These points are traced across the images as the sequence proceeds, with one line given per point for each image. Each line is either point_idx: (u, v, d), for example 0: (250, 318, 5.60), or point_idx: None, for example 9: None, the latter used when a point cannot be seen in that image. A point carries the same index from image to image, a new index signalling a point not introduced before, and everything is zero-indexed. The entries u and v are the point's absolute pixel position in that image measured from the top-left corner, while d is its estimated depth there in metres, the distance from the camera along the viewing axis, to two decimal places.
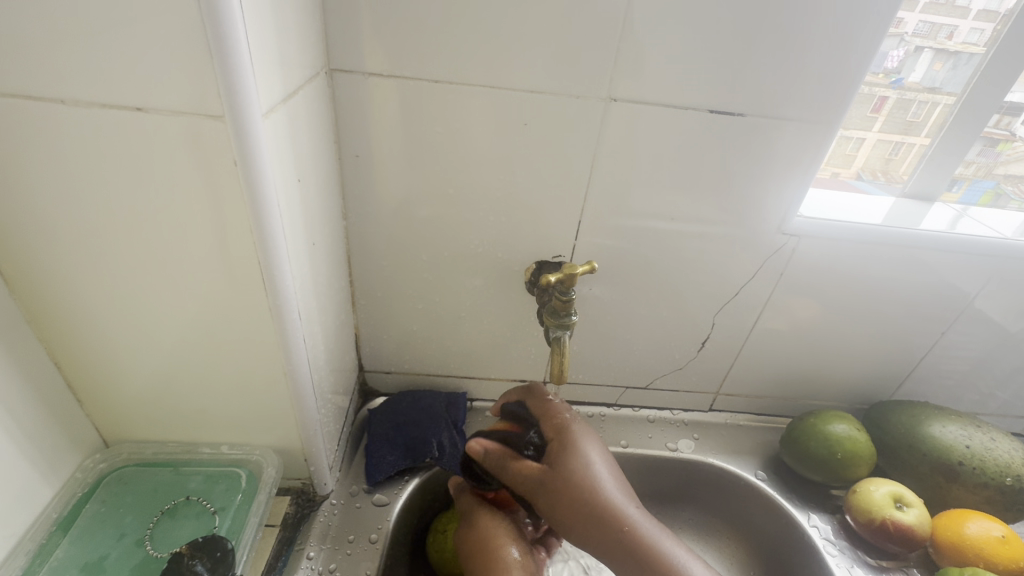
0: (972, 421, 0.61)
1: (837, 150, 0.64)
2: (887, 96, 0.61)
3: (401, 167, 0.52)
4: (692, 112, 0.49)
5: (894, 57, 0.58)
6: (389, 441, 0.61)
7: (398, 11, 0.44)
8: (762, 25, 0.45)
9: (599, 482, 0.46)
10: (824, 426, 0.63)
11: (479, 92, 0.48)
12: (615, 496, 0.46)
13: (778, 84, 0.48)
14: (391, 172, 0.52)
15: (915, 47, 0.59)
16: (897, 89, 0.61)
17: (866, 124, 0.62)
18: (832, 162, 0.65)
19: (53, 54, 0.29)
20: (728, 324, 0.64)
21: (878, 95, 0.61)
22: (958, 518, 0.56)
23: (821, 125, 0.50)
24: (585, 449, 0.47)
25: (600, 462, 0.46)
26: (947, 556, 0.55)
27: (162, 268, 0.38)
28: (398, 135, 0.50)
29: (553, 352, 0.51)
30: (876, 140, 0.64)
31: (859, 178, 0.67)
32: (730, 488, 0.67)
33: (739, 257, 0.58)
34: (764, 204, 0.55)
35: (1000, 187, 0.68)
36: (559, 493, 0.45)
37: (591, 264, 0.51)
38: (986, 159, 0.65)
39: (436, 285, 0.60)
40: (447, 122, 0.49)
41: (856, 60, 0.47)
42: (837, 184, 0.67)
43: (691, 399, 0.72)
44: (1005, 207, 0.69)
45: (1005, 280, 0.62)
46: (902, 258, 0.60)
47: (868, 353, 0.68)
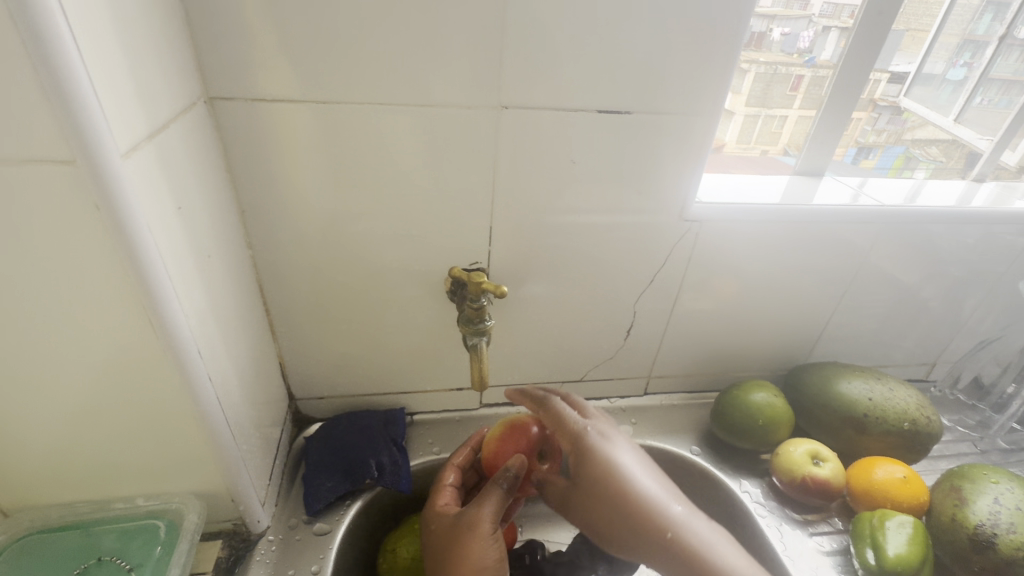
0: (874, 374, 0.66)
1: (764, 128, 0.71)
2: (803, 75, 0.67)
3: (314, 189, 0.51)
4: (584, 112, 0.49)
5: (805, 37, 0.65)
6: (327, 468, 0.60)
7: (274, 32, 0.43)
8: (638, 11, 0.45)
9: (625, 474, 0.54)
10: (746, 396, 0.67)
11: (377, 108, 0.47)
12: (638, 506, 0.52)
13: (666, 67, 0.48)
14: (305, 196, 0.51)
15: (822, 28, 0.64)
16: (812, 68, 0.66)
17: (787, 103, 0.69)
18: (760, 140, 0.72)
19: None
20: (651, 311, 0.66)
21: (794, 74, 0.67)
22: (873, 464, 0.60)
23: (703, 115, 0.51)
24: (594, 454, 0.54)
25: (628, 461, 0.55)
26: (869, 501, 0.59)
27: (35, 327, 0.36)
28: (302, 159, 0.49)
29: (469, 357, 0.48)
30: (798, 117, 0.70)
31: (786, 154, 0.73)
32: (668, 466, 0.70)
33: (650, 246, 0.60)
34: (664, 193, 0.56)
35: (909, 151, 0.77)
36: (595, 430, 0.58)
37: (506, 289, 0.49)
38: (896, 127, 0.74)
39: (357, 304, 0.59)
40: (343, 141, 0.49)
41: (727, 48, 0.48)
42: (768, 160, 0.73)
43: (626, 386, 0.74)
44: (916, 168, 0.78)
45: (888, 242, 0.68)
46: (798, 231, 0.64)
47: (781, 322, 0.72)
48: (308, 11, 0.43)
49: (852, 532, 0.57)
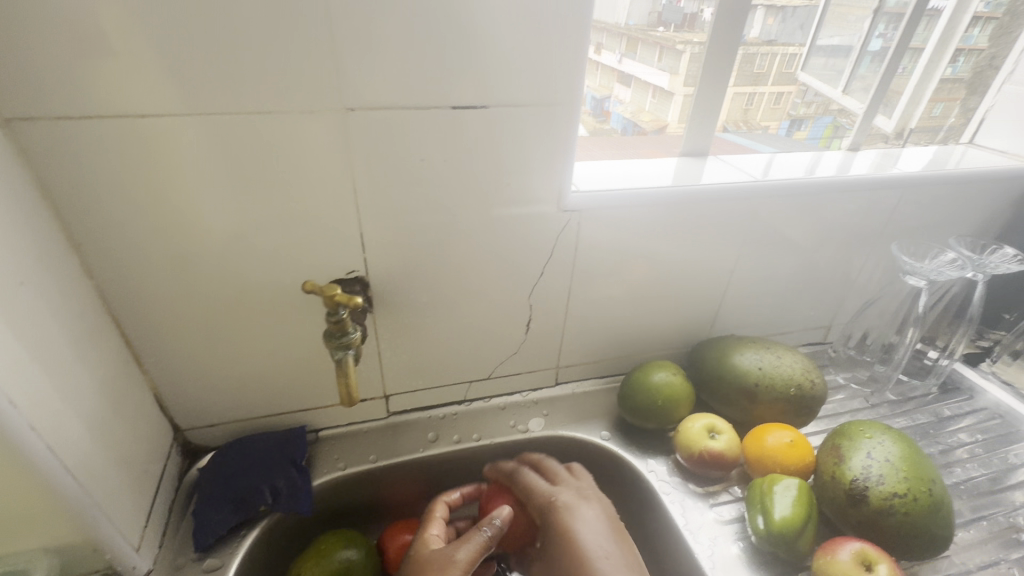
0: (764, 343, 0.69)
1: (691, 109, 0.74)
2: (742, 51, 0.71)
3: (213, 207, 0.48)
4: (436, 106, 0.47)
5: (742, 16, 0.70)
6: (217, 499, 0.57)
7: (71, 40, 0.39)
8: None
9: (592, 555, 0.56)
10: (647, 377, 0.68)
11: (243, 119, 0.45)
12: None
13: (514, 54, 0.47)
14: (203, 215, 0.48)
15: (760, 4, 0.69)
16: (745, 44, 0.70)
17: (727, 81, 0.72)
18: (694, 120, 0.75)
19: None
20: (547, 303, 0.66)
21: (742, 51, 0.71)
22: (768, 431, 0.62)
23: (563, 104, 0.51)
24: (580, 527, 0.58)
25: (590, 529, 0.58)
26: (764, 467, 0.61)
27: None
28: (188, 175, 0.46)
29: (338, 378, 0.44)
30: (736, 93, 0.75)
31: (727, 130, 0.79)
32: (580, 454, 0.71)
33: (534, 238, 0.59)
34: (537, 184, 0.55)
35: (837, 120, 0.83)
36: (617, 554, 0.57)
37: (356, 298, 0.43)
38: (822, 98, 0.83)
39: (232, 325, 0.56)
40: (214, 160, 0.46)
41: (575, 35, 0.47)
42: (714, 140, 0.77)
43: (536, 378, 0.74)
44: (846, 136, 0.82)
45: (771, 215, 0.70)
46: (682, 211, 0.65)
47: (681, 302, 0.74)
48: (107, 15, 0.39)
49: (747, 498, 0.59)
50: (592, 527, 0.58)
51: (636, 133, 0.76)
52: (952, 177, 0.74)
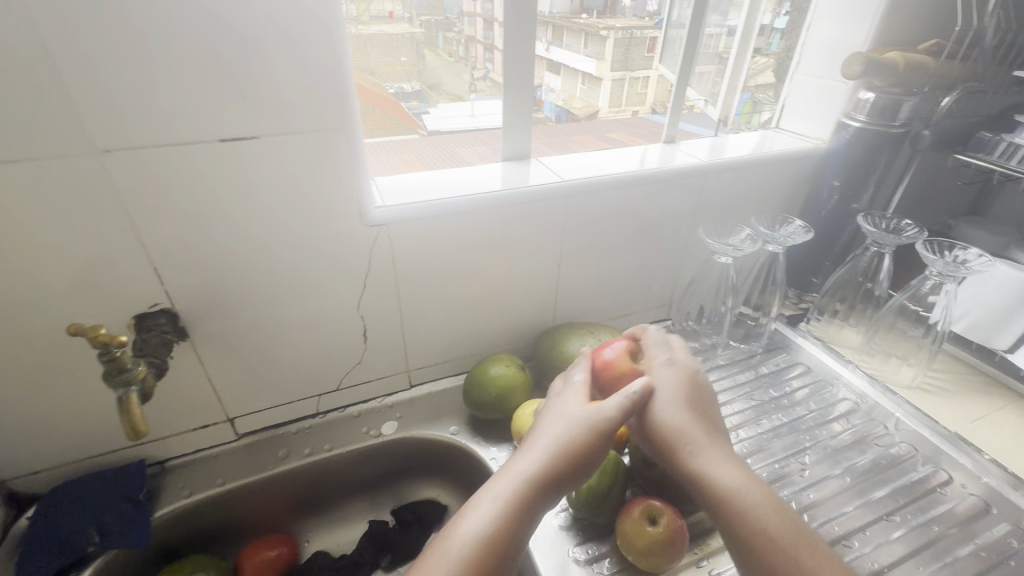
0: (591, 329, 0.75)
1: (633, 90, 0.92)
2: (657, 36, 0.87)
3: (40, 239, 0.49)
4: (200, 139, 0.49)
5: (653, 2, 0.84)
6: (39, 545, 0.57)
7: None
8: (213, 32, 0.45)
9: (661, 401, 0.54)
10: (487, 371, 0.73)
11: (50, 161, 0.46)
12: (693, 431, 0.52)
13: (271, 83, 0.49)
14: (40, 253, 0.49)
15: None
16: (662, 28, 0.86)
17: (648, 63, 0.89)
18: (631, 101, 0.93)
19: None
20: (378, 312, 0.69)
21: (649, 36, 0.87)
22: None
23: (339, 128, 0.53)
24: (717, 466, 0.50)
25: (665, 398, 0.54)
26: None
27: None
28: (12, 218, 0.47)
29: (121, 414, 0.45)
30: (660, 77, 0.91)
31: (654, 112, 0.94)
32: (433, 449, 0.76)
33: (346, 253, 0.62)
34: (334, 203, 0.58)
35: (754, 97, 0.96)
36: (754, 487, 0.48)
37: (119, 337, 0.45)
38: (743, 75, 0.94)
39: (35, 370, 0.55)
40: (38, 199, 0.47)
41: (332, 63, 0.50)
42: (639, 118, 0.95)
43: (389, 383, 0.77)
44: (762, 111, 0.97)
45: (590, 208, 0.75)
46: (498, 212, 0.69)
47: (519, 297, 0.78)
48: None
49: None
50: (670, 382, 0.55)
51: (569, 120, 0.90)
52: (753, 158, 0.83)
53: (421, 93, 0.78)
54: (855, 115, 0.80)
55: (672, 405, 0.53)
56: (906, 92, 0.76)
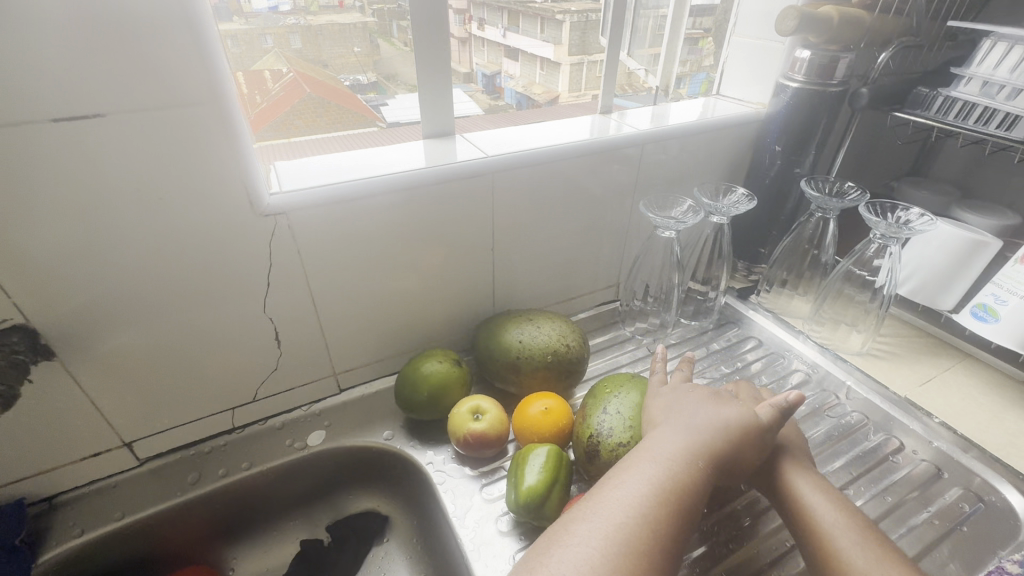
0: (530, 316, 0.69)
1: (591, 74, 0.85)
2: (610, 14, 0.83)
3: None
4: (25, 120, 0.41)
5: None
6: None
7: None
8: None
9: (811, 504, 0.51)
10: (417, 369, 0.67)
11: None
12: (834, 518, 0.49)
13: (110, 47, 0.42)
14: None
15: None
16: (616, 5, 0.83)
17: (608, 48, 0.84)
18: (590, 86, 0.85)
19: None
20: (290, 312, 0.62)
21: None
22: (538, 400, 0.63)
23: (207, 102, 0.46)
24: (800, 478, 0.53)
25: (812, 490, 0.52)
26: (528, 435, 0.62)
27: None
28: None
29: None
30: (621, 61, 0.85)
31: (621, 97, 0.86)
32: (367, 457, 0.69)
33: (240, 247, 0.55)
34: (216, 191, 0.50)
35: (711, 77, 0.93)
36: (836, 493, 0.52)
37: None
38: (695, 57, 0.92)
39: None
40: None
41: (187, 26, 0.43)
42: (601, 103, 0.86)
43: (314, 389, 0.70)
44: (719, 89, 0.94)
45: (522, 185, 0.70)
46: (418, 194, 0.62)
47: (453, 286, 0.72)
48: None
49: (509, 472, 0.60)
50: (815, 492, 0.52)
51: (531, 106, 0.83)
52: (693, 128, 0.79)
53: (378, 84, 0.70)
54: (793, 75, 0.76)
55: (815, 497, 0.51)
56: (843, 49, 0.73)
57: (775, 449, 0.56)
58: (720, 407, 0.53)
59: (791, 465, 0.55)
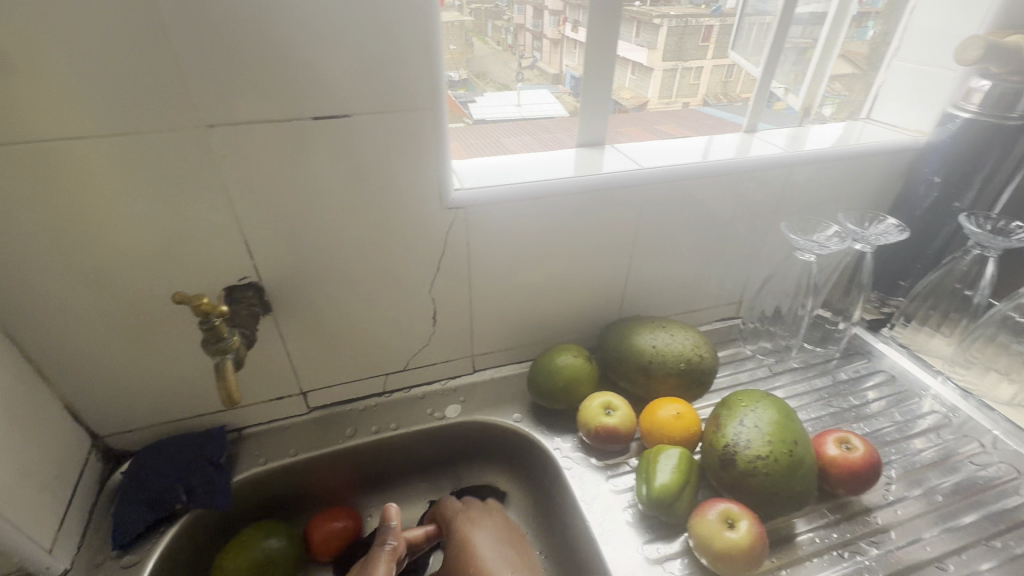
0: (661, 323, 0.73)
1: (684, 81, 0.88)
2: (711, 24, 0.84)
3: (139, 215, 0.51)
4: (295, 116, 0.49)
5: None
6: (134, 500, 0.60)
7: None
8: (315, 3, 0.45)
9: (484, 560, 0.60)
10: (552, 360, 0.72)
11: (143, 136, 0.47)
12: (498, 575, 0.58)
13: (368, 56, 0.49)
14: (123, 226, 0.51)
15: None
16: (718, 16, 0.84)
17: (702, 52, 0.86)
18: (682, 93, 0.89)
19: None
20: (450, 294, 0.69)
21: (705, 25, 0.84)
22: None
23: (428, 108, 0.53)
24: (477, 537, 0.62)
25: (483, 538, 0.62)
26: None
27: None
28: (98, 190, 0.48)
29: (218, 380, 0.47)
30: (712, 67, 0.88)
31: (706, 103, 0.91)
32: (495, 435, 0.75)
33: (424, 234, 0.62)
34: (418, 183, 0.57)
35: (827, 90, 0.89)
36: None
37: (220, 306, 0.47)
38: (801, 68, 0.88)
39: (133, 335, 0.58)
40: (123, 174, 0.48)
41: (427, 43, 0.50)
42: (690, 110, 0.91)
43: (453, 367, 0.77)
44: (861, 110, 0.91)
45: (668, 195, 0.72)
46: (576, 198, 0.67)
47: (588, 287, 0.77)
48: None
49: (638, 469, 0.63)
50: (491, 546, 0.61)
51: (617, 111, 0.87)
52: (842, 151, 0.78)
53: (469, 81, 0.77)
54: (965, 105, 0.73)
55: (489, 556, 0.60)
56: None
57: (462, 519, 0.64)
58: (496, 550, 0.61)
59: (472, 531, 0.63)
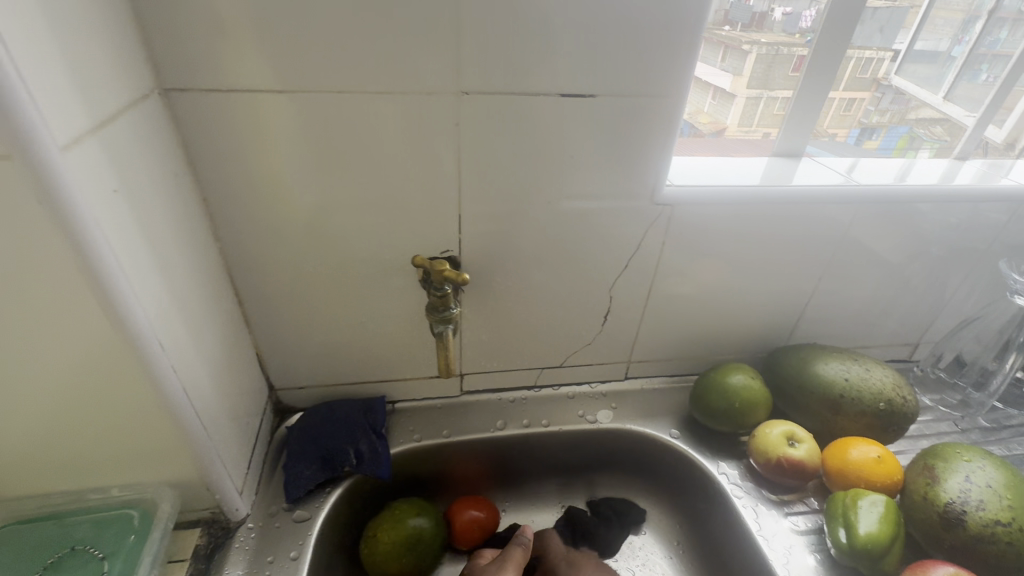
0: (851, 355, 0.66)
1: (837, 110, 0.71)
2: (806, 54, 0.64)
3: (295, 176, 0.50)
4: (543, 92, 0.49)
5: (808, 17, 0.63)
6: (306, 455, 0.61)
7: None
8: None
9: None
10: (724, 379, 0.67)
11: (344, 98, 0.47)
12: None
13: (629, 37, 0.47)
14: (284, 183, 0.51)
15: None
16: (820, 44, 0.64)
17: (799, 84, 0.67)
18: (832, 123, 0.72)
19: None
20: (628, 293, 0.66)
21: (797, 54, 0.64)
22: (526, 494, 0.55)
23: (670, 97, 0.51)
24: None
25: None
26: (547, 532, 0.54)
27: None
28: (268, 149, 0.48)
29: (438, 349, 0.48)
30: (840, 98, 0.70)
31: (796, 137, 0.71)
32: (647, 449, 0.71)
33: (624, 227, 0.59)
34: (635, 174, 0.55)
35: (913, 131, 0.76)
36: None
37: (462, 278, 0.45)
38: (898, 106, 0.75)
39: (331, 294, 0.59)
40: (302, 130, 0.48)
41: (691, 31, 0.47)
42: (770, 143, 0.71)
43: (606, 370, 0.74)
44: None
45: (875, 217, 0.66)
46: (782, 211, 0.63)
47: (762, 305, 0.72)
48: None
49: (825, 511, 0.58)
50: None
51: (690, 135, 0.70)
52: None
53: None
54: None
55: None
56: None
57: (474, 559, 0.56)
58: None
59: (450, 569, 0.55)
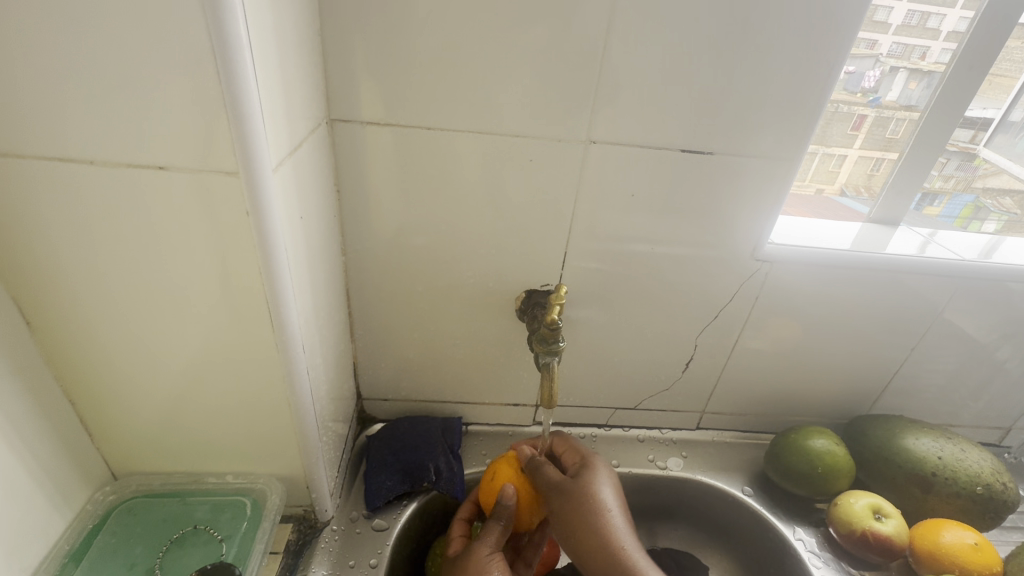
0: (943, 432, 0.64)
1: (858, 169, 0.68)
2: (866, 115, 0.64)
3: (414, 202, 0.55)
4: (666, 146, 0.52)
5: (871, 77, 0.62)
6: (388, 467, 0.63)
7: (381, 46, 0.47)
8: (734, 43, 0.48)
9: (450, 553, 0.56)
10: (805, 441, 0.65)
11: (479, 136, 0.51)
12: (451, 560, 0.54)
13: (755, 102, 0.50)
14: (395, 206, 0.55)
15: (890, 68, 0.62)
16: (874, 107, 0.64)
17: (847, 142, 0.66)
18: (851, 181, 0.69)
19: (100, 118, 0.32)
20: (712, 343, 0.67)
21: (857, 113, 0.64)
22: (504, 463, 0.57)
23: (785, 159, 0.54)
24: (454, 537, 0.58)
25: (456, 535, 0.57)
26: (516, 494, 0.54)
27: (164, 303, 0.40)
28: (394, 177, 0.53)
29: (544, 378, 0.55)
30: (858, 157, 0.67)
31: (842, 194, 0.70)
32: (716, 504, 0.70)
33: (720, 278, 0.61)
34: (738, 227, 0.57)
35: (980, 201, 0.73)
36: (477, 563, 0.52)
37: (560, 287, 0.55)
38: (965, 174, 0.71)
39: (430, 314, 0.63)
40: (430, 163, 0.53)
41: (815, 102, 0.51)
42: (823, 200, 0.70)
43: (679, 418, 0.74)
44: None
45: (976, 295, 0.65)
46: (878, 279, 0.63)
47: (846, 371, 0.71)
48: (455, 46, 0.47)
49: None
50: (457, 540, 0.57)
51: None
52: None
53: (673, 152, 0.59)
54: None
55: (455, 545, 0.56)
56: None
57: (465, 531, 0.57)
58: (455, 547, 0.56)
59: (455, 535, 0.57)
